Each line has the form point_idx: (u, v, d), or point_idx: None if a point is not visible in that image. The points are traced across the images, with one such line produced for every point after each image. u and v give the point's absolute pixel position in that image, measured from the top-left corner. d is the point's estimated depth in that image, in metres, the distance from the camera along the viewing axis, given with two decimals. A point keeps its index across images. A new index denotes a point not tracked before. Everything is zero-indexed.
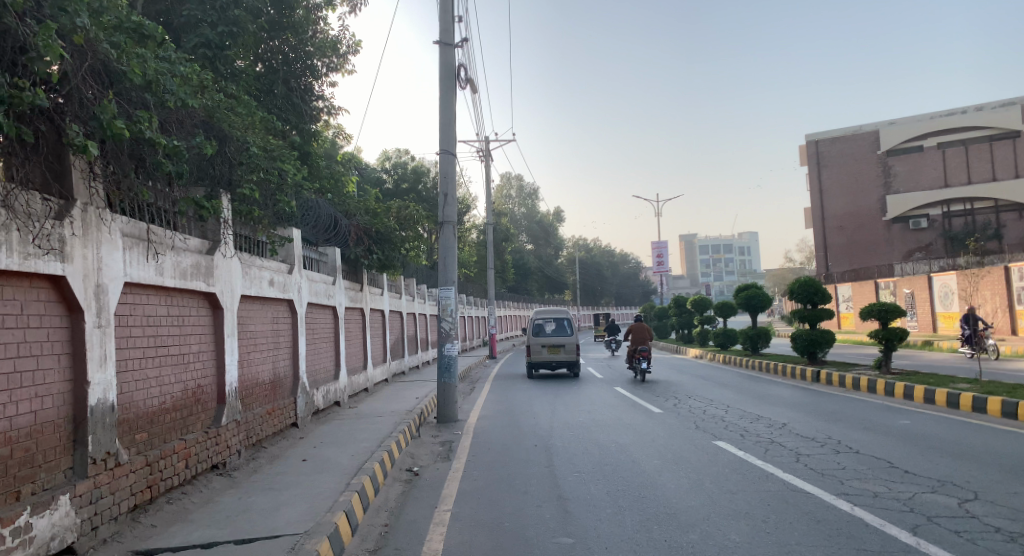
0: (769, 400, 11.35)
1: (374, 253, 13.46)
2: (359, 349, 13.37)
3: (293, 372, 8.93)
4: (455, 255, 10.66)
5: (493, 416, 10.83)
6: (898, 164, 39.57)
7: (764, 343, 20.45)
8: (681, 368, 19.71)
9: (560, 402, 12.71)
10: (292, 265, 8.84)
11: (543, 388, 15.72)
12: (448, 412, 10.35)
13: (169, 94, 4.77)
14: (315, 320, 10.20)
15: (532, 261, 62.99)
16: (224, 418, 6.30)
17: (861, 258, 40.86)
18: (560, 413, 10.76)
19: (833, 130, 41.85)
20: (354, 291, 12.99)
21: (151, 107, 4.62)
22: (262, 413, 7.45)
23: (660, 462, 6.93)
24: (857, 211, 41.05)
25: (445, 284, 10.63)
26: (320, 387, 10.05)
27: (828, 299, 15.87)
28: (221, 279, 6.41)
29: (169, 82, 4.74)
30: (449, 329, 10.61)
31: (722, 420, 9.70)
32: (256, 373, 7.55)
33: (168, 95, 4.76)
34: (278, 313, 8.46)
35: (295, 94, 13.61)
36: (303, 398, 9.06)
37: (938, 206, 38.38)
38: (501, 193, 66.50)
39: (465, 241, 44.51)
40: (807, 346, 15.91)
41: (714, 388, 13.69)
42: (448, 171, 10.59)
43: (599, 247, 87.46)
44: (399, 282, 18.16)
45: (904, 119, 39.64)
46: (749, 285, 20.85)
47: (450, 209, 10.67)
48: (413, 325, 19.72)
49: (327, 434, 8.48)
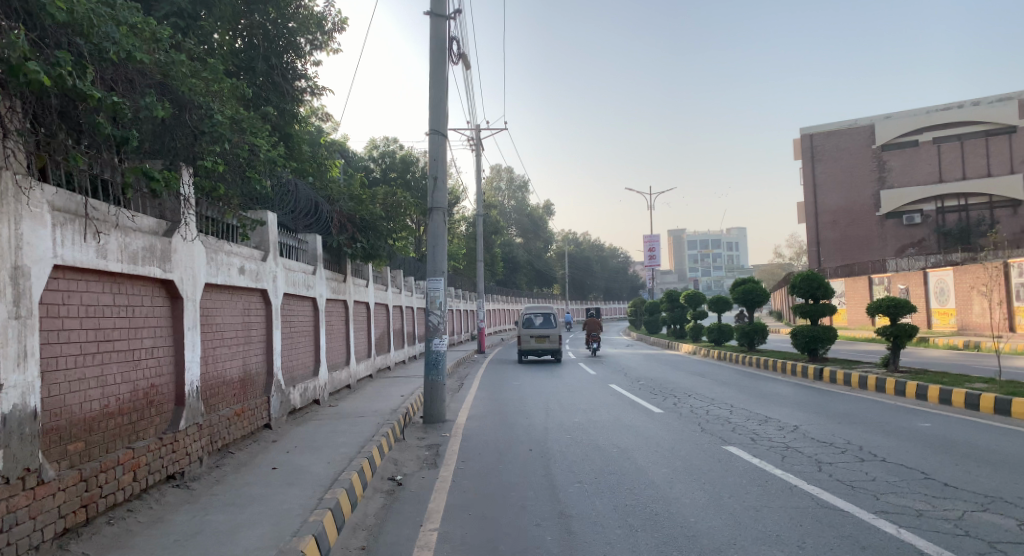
0: (774, 400, 10.77)
1: (358, 241, 12.71)
2: (342, 343, 12.66)
3: (267, 368, 8.23)
4: (445, 244, 9.95)
5: (484, 415, 10.16)
6: (892, 160, 39.33)
7: (760, 339, 19.94)
8: (676, 364, 19.18)
9: (554, 400, 12.08)
10: (267, 251, 8.12)
11: (535, 384, 15.09)
12: (435, 412, 9.68)
13: (105, 43, 4.17)
14: (292, 312, 9.48)
15: (521, 254, 62.45)
16: (182, 421, 5.59)
17: (853, 254, 40.75)
18: (555, 413, 10.13)
19: (828, 125, 41.51)
20: (337, 281, 12.25)
21: (78, 52, 3.94)
22: (229, 414, 6.75)
23: (669, 472, 6.31)
24: (850, 206, 40.81)
25: (434, 274, 9.92)
26: (298, 385, 9.34)
27: (829, 294, 15.34)
28: (180, 264, 5.68)
29: (105, 23, 4.12)
30: (437, 323, 9.96)
31: (728, 421, 9.11)
32: (223, 370, 6.84)
33: (101, 41, 4.13)
34: (251, 303, 7.74)
35: (277, 73, 12.82)
36: (278, 396, 8.36)
37: (932, 202, 38.19)
38: (491, 184, 65.76)
39: (454, 233, 43.84)
40: (808, 342, 15.36)
41: (714, 386, 13.11)
42: (438, 153, 9.89)
43: (588, 241, 87.04)
44: (386, 273, 17.45)
45: (898, 115, 39.35)
46: (746, 279, 20.32)
47: (440, 194, 9.96)
48: (399, 318, 19.03)
49: (303, 437, 7.78)
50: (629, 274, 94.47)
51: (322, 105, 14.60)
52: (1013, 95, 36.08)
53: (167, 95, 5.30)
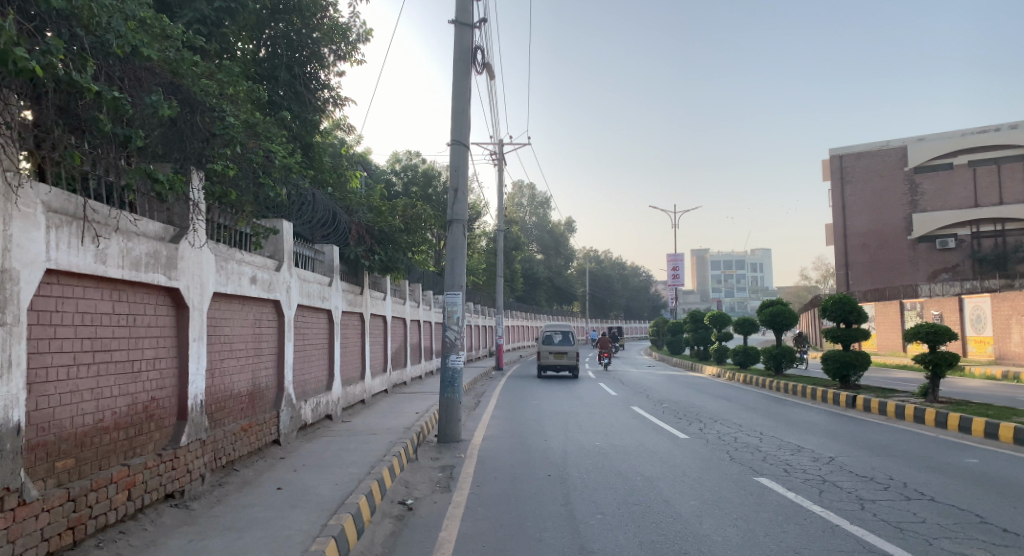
0: (806, 428, 10.23)
1: (376, 253, 12.47)
2: (357, 357, 12.39)
3: (277, 381, 7.97)
4: (465, 256, 9.65)
5: (501, 436, 9.78)
6: (924, 182, 38.41)
7: (788, 364, 19.29)
8: (700, 387, 18.61)
9: (574, 421, 11.66)
10: (280, 261, 7.91)
11: (553, 403, 14.67)
12: (450, 431, 9.33)
13: (100, 31, 3.98)
14: (306, 324, 9.24)
15: (542, 271, 62.11)
16: (183, 437, 5.33)
17: (883, 278, 39.73)
18: (575, 435, 9.72)
19: (857, 145, 40.77)
20: (353, 293, 12.01)
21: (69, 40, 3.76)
22: (235, 429, 6.47)
23: (698, 505, 5.87)
24: (880, 228, 39.87)
25: (452, 288, 9.61)
26: (310, 399, 9.07)
27: (863, 319, 14.74)
28: (187, 271, 5.46)
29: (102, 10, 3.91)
30: (454, 338, 9.57)
31: (758, 449, 8.62)
32: (230, 383, 6.58)
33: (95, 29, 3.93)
34: (262, 314, 7.50)
35: (300, 83, 12.73)
36: (288, 411, 8.08)
37: (965, 226, 37.15)
38: (513, 200, 65.69)
39: (475, 248, 43.73)
40: (840, 368, 14.74)
41: (741, 411, 12.58)
42: (459, 165, 9.63)
43: (609, 259, 86.46)
44: (404, 287, 17.23)
45: (931, 136, 38.50)
46: (773, 301, 19.74)
47: (460, 206, 9.69)
48: (417, 332, 18.78)
49: (312, 454, 7.47)
50: (650, 293, 93.53)
51: (344, 116, 14.49)
52: None
53: (177, 95, 5.11)
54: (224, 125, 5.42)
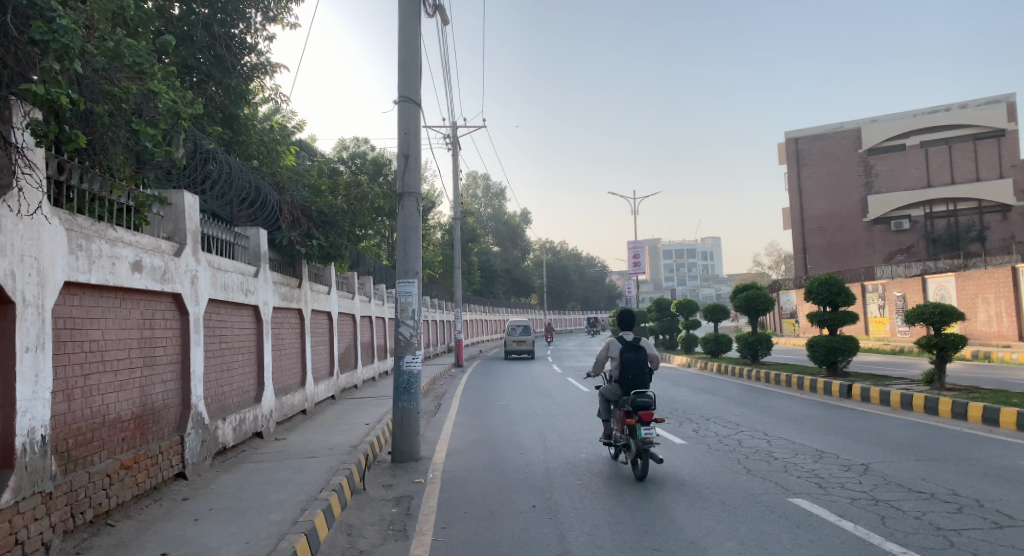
0: (812, 425, 9.05)
1: (314, 238, 10.56)
2: (296, 360, 10.65)
3: (181, 398, 6.20)
4: (420, 235, 8.04)
5: (469, 450, 8.25)
6: (879, 164, 38.52)
7: (765, 351, 18.33)
8: (676, 380, 17.46)
9: (549, 424, 10.22)
10: (182, 244, 6.21)
11: (522, 402, 13.21)
12: (407, 448, 7.75)
13: None
14: (224, 324, 7.49)
15: (498, 263, 60.63)
16: (5, 494, 3.58)
17: (840, 261, 39.78)
18: (556, 446, 8.26)
19: (813, 129, 40.67)
20: (289, 286, 10.22)
21: None
22: (111, 470, 4.73)
23: (737, 548, 4.44)
24: (836, 212, 39.91)
25: (405, 275, 7.95)
26: (230, 417, 7.35)
27: (851, 301, 13.73)
28: (10, 249, 3.70)
29: None
30: (409, 336, 7.92)
31: (773, 456, 7.32)
32: (103, 407, 4.79)
33: None
34: (155, 312, 5.72)
35: (220, 43, 10.76)
36: (197, 436, 6.31)
37: (920, 207, 37.36)
38: (467, 192, 63.84)
39: (429, 241, 42.10)
40: (827, 354, 13.69)
41: (731, 406, 11.37)
42: (409, 127, 8.03)
43: (565, 250, 85.67)
44: (352, 279, 15.47)
45: (884, 118, 38.59)
46: (748, 286, 18.74)
47: (414, 175, 8.05)
48: (368, 330, 17.05)
49: (226, 492, 5.77)
50: (606, 283, 93.31)
51: (279, 86, 12.54)
52: (1000, 98, 35.59)
53: None
54: (52, 30, 3.61)
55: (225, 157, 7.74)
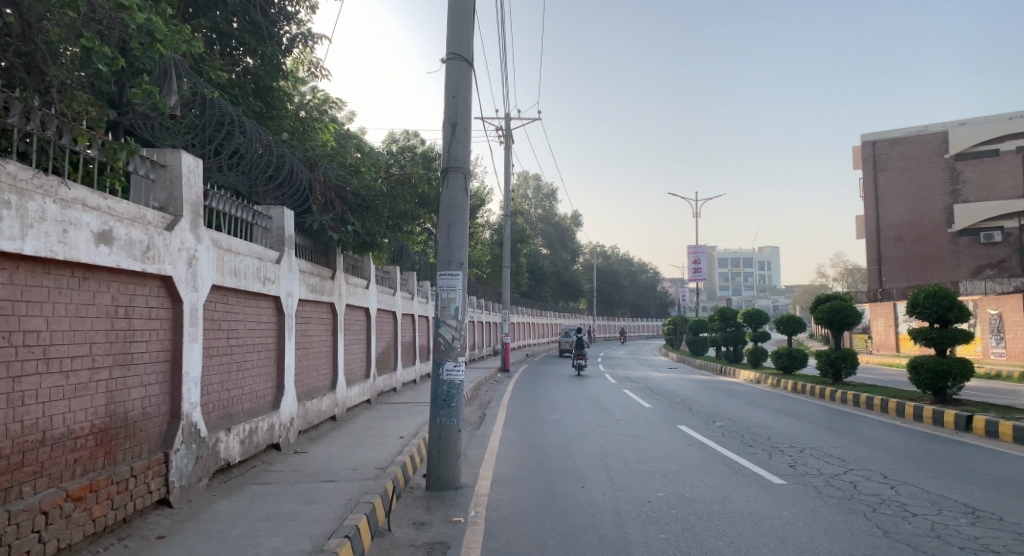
0: (941, 466, 7.31)
1: (349, 224, 9.37)
2: (326, 361, 9.50)
3: (170, 405, 5.03)
4: (467, 219, 6.71)
5: (518, 479, 6.88)
6: (967, 170, 35.42)
7: (848, 370, 16.31)
8: (746, 398, 15.70)
9: (610, 446, 8.76)
10: (177, 218, 5.09)
11: (577, 416, 11.77)
12: (445, 474, 6.44)
13: None
14: (234, 317, 6.35)
15: (548, 266, 59.21)
16: None
17: (919, 274, 36.80)
18: (624, 481, 6.78)
19: (893, 131, 37.84)
20: (320, 277, 9.09)
21: None
22: (48, 506, 3.51)
23: None
24: (917, 221, 36.98)
25: (448, 266, 6.63)
26: (238, 426, 6.19)
27: (965, 316, 11.70)
28: None
29: None
30: (450, 339, 6.58)
31: (910, 510, 5.67)
32: (45, 418, 3.62)
33: None
34: (133, 299, 4.55)
35: (256, 8, 9.70)
36: (187, 453, 5.11)
37: (1014, 218, 34.08)
38: (518, 192, 62.77)
39: (478, 240, 41.22)
40: (934, 378, 11.71)
41: (825, 436, 9.64)
42: (457, 90, 6.73)
43: (616, 255, 83.57)
44: (395, 274, 14.37)
45: (975, 121, 35.59)
46: (831, 295, 16.74)
47: (463, 147, 6.73)
48: (410, 329, 15.94)
49: (215, 526, 4.54)
50: (658, 291, 90.65)
51: (321, 60, 11.50)
52: None
53: None
54: None
55: (236, 113, 6.69)
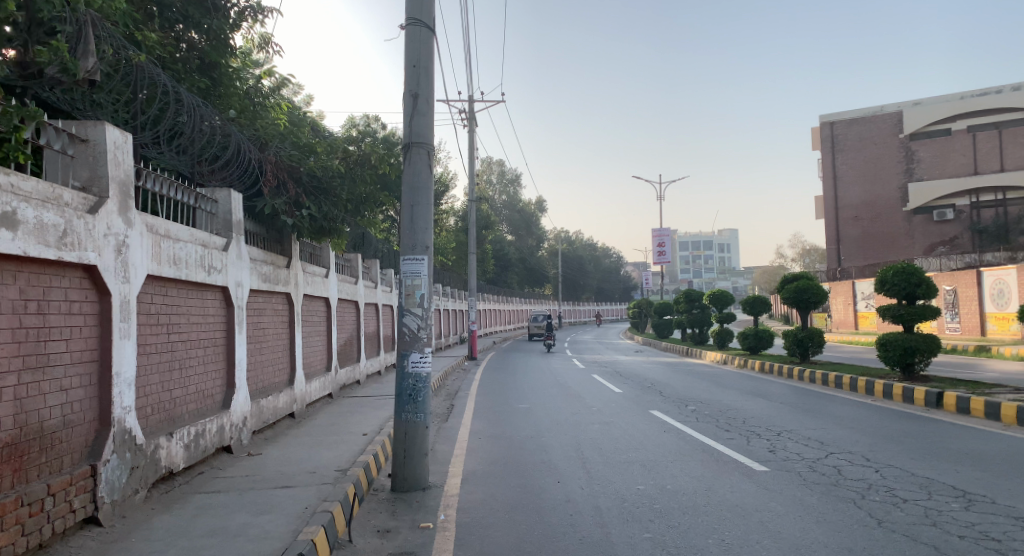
0: (921, 446, 7.18)
1: (304, 208, 8.76)
2: (282, 355, 8.93)
3: (98, 411, 4.46)
4: (431, 199, 6.23)
5: (490, 475, 6.49)
6: (921, 150, 36.22)
7: (815, 349, 16.38)
8: (716, 379, 15.61)
9: (584, 436, 8.43)
10: (104, 200, 4.48)
11: (548, 405, 11.43)
12: (412, 474, 6.00)
13: None
14: (175, 311, 5.75)
15: (513, 252, 58.81)
16: None
17: (876, 253, 37.60)
18: (603, 474, 6.44)
19: (850, 112, 38.43)
20: (274, 265, 8.48)
21: None
22: None
23: None
24: (873, 200, 37.71)
25: (412, 250, 6.13)
26: (182, 430, 5.63)
27: (933, 292, 11.71)
28: None
29: None
30: (416, 330, 6.08)
31: (898, 495, 5.47)
32: None
33: None
34: (47, 292, 3.95)
35: None
36: (119, 464, 4.54)
37: (965, 196, 35.02)
38: (482, 177, 62.11)
39: (442, 226, 40.54)
40: (903, 356, 11.72)
41: (800, 417, 9.51)
42: (418, 58, 6.21)
43: (581, 240, 83.64)
44: (356, 261, 13.77)
45: (928, 101, 36.35)
46: (798, 275, 16.75)
47: (425, 121, 6.22)
48: (373, 319, 15.37)
49: (150, 547, 4.02)
50: (622, 275, 91.22)
51: (271, 35, 10.77)
52: None
53: None
54: None
55: (168, 81, 6.04)
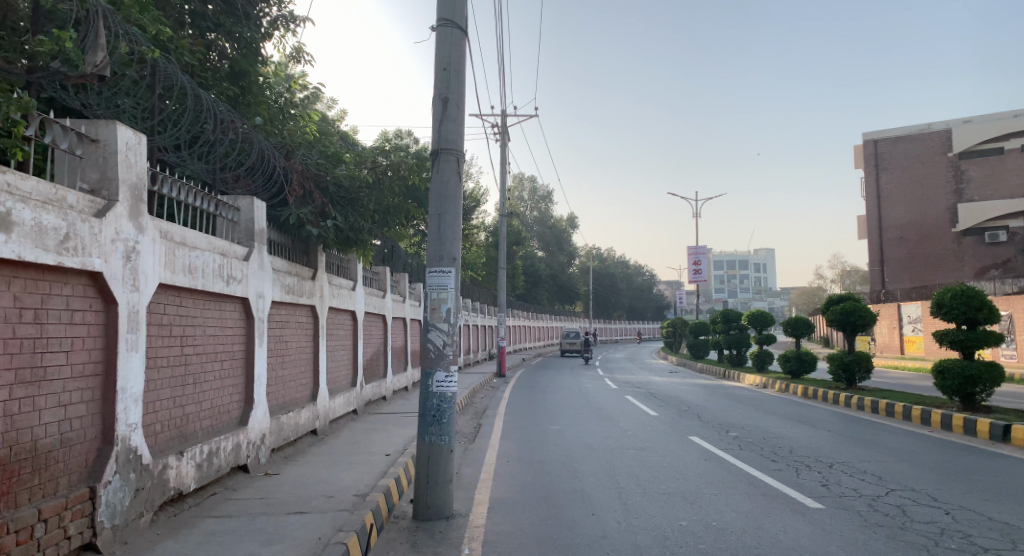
0: (994, 486, 6.49)
1: (330, 217, 8.52)
2: (306, 369, 8.64)
3: (101, 428, 4.17)
4: (460, 209, 5.88)
5: (518, 505, 6.05)
6: (971, 169, 34.85)
7: (862, 374, 15.53)
8: (756, 404, 14.89)
9: (618, 463, 7.91)
10: (112, 205, 4.24)
11: (580, 427, 10.93)
12: (434, 502, 5.59)
13: None
14: (190, 321, 5.49)
15: (544, 268, 58.35)
16: None
17: (922, 275, 36.15)
18: (640, 507, 5.95)
19: (895, 130, 37.26)
20: (298, 277, 8.23)
21: None
22: None
23: None
24: (920, 220, 36.34)
25: (438, 262, 5.78)
26: (193, 447, 5.33)
27: (995, 317, 10.91)
28: None
29: None
30: (441, 346, 5.70)
31: (979, 544, 4.85)
32: None
33: None
34: (45, 299, 3.70)
35: None
36: (122, 485, 4.23)
37: (1018, 217, 33.50)
38: (514, 193, 61.97)
39: (473, 241, 40.32)
40: (962, 384, 10.91)
41: (852, 448, 8.84)
42: (449, 61, 5.89)
43: (612, 257, 82.83)
44: (385, 275, 13.53)
45: (979, 119, 35.03)
46: (843, 296, 15.97)
47: (455, 126, 5.89)
48: (401, 334, 15.08)
49: None
50: (654, 294, 89.96)
51: (303, 45, 10.67)
52: None
53: None
54: None
55: (190, 82, 5.90)
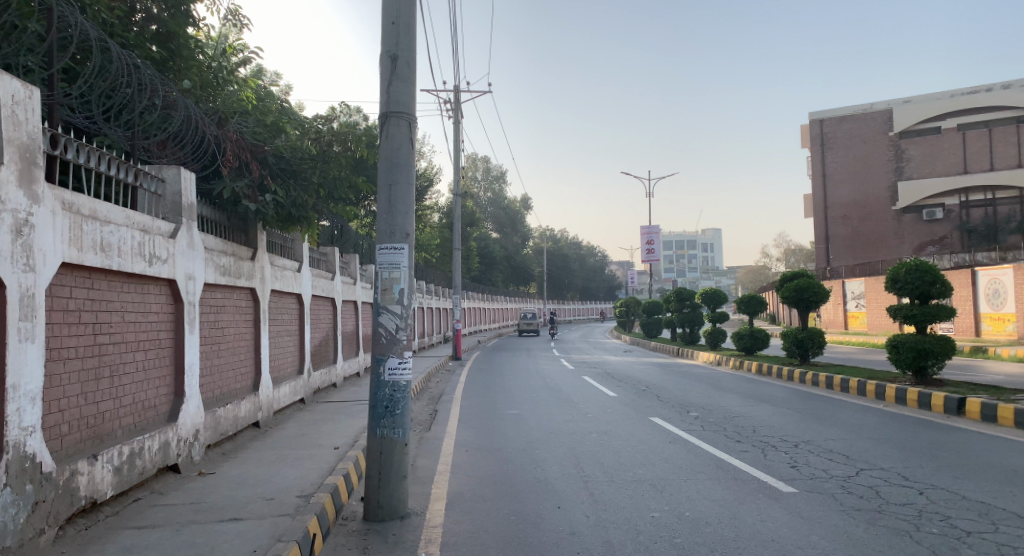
0: (960, 461, 6.42)
1: (269, 192, 7.81)
2: (246, 357, 7.98)
3: None
4: (413, 179, 5.34)
5: (479, 500, 5.63)
6: (911, 148, 35.96)
7: (816, 350, 15.70)
8: (713, 382, 14.88)
9: (582, 448, 7.58)
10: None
11: (539, 410, 10.59)
12: (387, 501, 5.11)
13: None
14: (105, 306, 4.82)
15: (498, 250, 57.90)
16: None
17: (865, 253, 37.30)
18: (609, 498, 5.61)
19: (839, 110, 38.11)
20: (235, 257, 7.53)
21: None
22: None
23: None
24: (863, 199, 37.39)
25: (390, 238, 5.24)
26: (110, 449, 4.69)
27: (947, 291, 11.02)
28: None
29: None
30: (393, 331, 5.18)
31: (957, 526, 4.69)
32: None
33: None
34: None
35: None
36: (16, 499, 3.60)
37: (954, 195, 34.79)
38: (467, 174, 61.08)
39: (427, 222, 39.49)
40: (916, 359, 11.02)
41: (814, 426, 8.75)
42: (399, 13, 5.31)
43: (566, 238, 83.04)
44: (334, 255, 12.82)
45: (919, 99, 36.09)
46: (797, 273, 16.08)
47: (406, 87, 5.32)
48: (352, 317, 14.42)
49: None
50: (606, 274, 90.78)
51: (240, 8, 9.80)
52: None
53: None
54: None
55: (99, 33, 4.99)
